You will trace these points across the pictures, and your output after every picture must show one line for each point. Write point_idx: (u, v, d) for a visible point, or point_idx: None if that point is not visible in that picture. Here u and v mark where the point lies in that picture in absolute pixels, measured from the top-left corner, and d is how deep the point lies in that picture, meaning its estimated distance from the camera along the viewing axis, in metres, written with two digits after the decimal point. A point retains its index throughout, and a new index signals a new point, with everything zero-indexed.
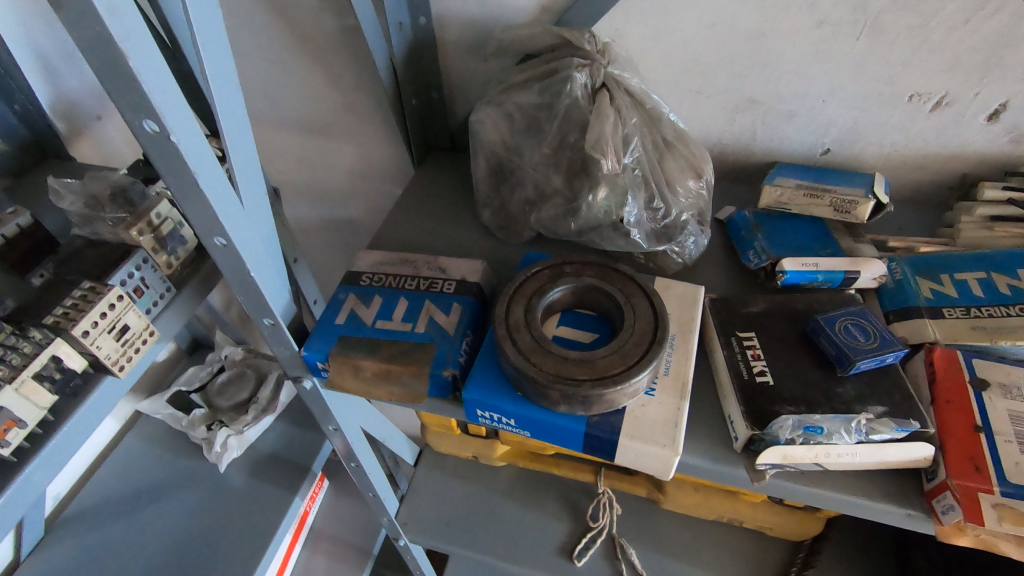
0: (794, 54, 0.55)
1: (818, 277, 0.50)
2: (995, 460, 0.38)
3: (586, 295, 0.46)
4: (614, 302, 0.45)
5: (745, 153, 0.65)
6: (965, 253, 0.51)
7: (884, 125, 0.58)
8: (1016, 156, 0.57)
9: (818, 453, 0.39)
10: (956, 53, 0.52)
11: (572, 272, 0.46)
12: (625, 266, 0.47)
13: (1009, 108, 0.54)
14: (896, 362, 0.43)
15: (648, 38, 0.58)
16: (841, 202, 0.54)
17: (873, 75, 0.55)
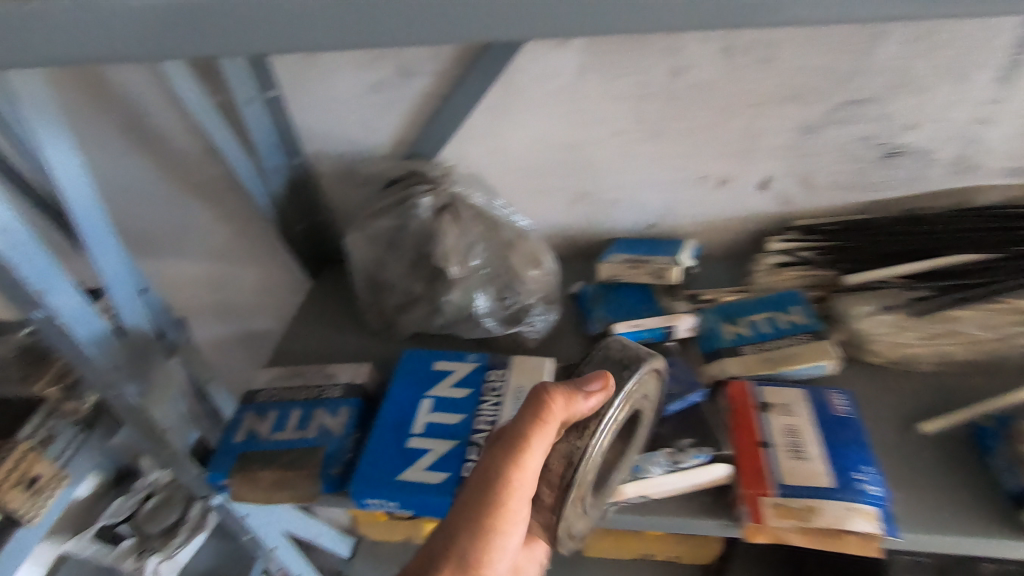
0: (603, 157, 0.68)
1: (645, 334, 0.61)
2: (773, 468, 0.48)
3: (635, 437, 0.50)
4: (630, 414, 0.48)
5: (589, 235, 0.76)
6: (756, 298, 0.64)
7: (687, 201, 0.71)
8: (791, 215, 0.71)
9: (641, 486, 0.48)
10: (721, 145, 0.66)
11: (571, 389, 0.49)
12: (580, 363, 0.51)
13: (772, 179, 0.68)
14: (700, 401, 0.55)
15: (487, 156, 0.70)
16: (659, 269, 0.66)
17: (666, 166, 0.68)
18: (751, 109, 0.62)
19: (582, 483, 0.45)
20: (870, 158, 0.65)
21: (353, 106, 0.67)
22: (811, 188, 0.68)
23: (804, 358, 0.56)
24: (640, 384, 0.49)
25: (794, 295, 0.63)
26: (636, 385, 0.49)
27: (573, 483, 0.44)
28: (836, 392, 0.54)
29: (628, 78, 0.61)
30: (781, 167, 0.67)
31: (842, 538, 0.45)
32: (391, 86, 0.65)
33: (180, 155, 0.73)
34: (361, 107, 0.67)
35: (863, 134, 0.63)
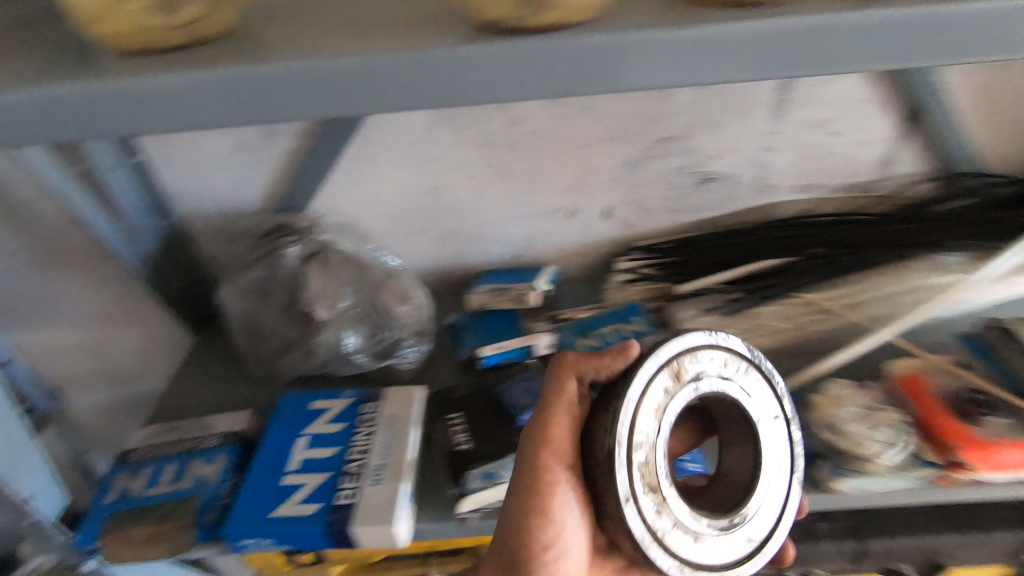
0: (462, 198, 0.75)
1: (508, 355, 0.67)
2: None
3: (749, 428, 0.47)
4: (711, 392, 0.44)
5: (462, 270, 0.83)
6: (605, 312, 0.72)
7: (544, 232, 0.80)
8: (633, 237, 0.80)
9: (497, 491, 0.53)
10: (564, 181, 0.75)
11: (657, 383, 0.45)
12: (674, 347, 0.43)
13: (612, 208, 0.78)
14: None
15: (356, 205, 0.75)
16: (519, 295, 0.73)
17: (519, 202, 0.76)
18: (581, 149, 0.72)
19: (652, 467, 0.40)
20: (687, 185, 0.76)
21: (221, 166, 0.70)
22: (646, 213, 0.78)
23: None
24: (701, 357, 0.44)
25: (636, 307, 0.71)
26: (694, 355, 0.44)
27: (633, 466, 0.39)
28: None
29: (471, 129, 0.69)
30: (617, 197, 0.77)
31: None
32: (255, 146, 0.69)
33: (44, 225, 0.73)
34: (228, 167, 0.71)
35: (677, 165, 0.74)
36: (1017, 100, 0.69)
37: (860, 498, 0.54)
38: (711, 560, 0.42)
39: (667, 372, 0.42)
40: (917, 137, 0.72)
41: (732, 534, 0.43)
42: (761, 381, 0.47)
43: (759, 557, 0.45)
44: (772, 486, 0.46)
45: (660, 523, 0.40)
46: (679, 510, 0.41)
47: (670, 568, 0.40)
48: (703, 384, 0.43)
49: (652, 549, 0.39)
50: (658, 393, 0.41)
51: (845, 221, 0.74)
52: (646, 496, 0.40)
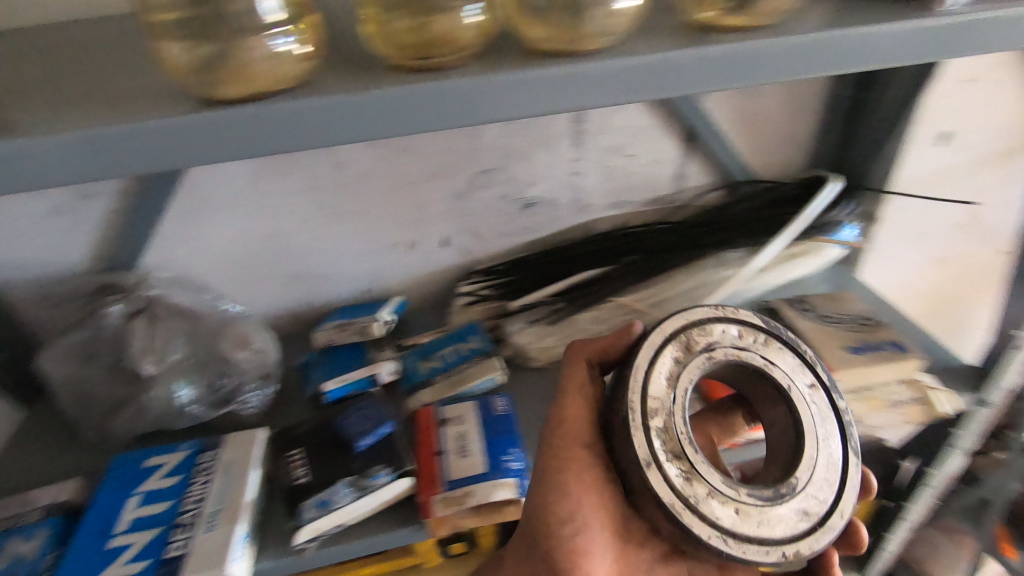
0: (301, 241, 0.78)
1: (353, 386, 0.70)
2: (443, 470, 0.59)
3: (784, 399, 0.48)
4: (728, 361, 0.48)
5: (314, 309, 0.85)
6: (447, 334, 0.77)
7: (388, 265, 0.83)
8: (473, 262, 0.86)
9: (333, 518, 0.56)
10: (398, 216, 0.79)
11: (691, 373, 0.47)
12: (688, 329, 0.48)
13: (448, 237, 0.83)
14: (392, 431, 0.62)
15: (191, 257, 0.75)
16: (363, 328, 0.76)
17: (358, 239, 0.80)
18: (409, 186, 0.77)
19: (674, 435, 0.43)
20: (513, 210, 0.83)
21: (33, 231, 0.68)
22: (481, 239, 0.84)
23: (478, 376, 0.69)
24: (711, 330, 0.48)
25: (474, 326, 0.76)
26: (703, 329, 0.48)
27: (651, 432, 0.43)
28: (499, 397, 0.67)
29: (298, 175, 0.73)
30: (451, 227, 0.82)
31: (504, 509, 0.57)
32: (69, 208, 0.68)
33: None
34: (41, 232, 0.69)
35: (500, 193, 0.81)
36: (770, 118, 0.83)
37: None
38: (760, 533, 0.41)
39: (674, 344, 0.46)
40: (698, 154, 0.84)
41: (783, 507, 0.43)
42: (786, 353, 0.49)
43: (821, 532, 0.43)
44: (823, 455, 0.46)
45: (692, 490, 0.42)
46: (712, 479, 0.42)
47: (711, 537, 0.40)
48: (716, 354, 0.47)
49: (685, 516, 0.41)
50: (669, 364, 0.46)
51: (650, 230, 0.84)
52: (671, 462, 0.42)
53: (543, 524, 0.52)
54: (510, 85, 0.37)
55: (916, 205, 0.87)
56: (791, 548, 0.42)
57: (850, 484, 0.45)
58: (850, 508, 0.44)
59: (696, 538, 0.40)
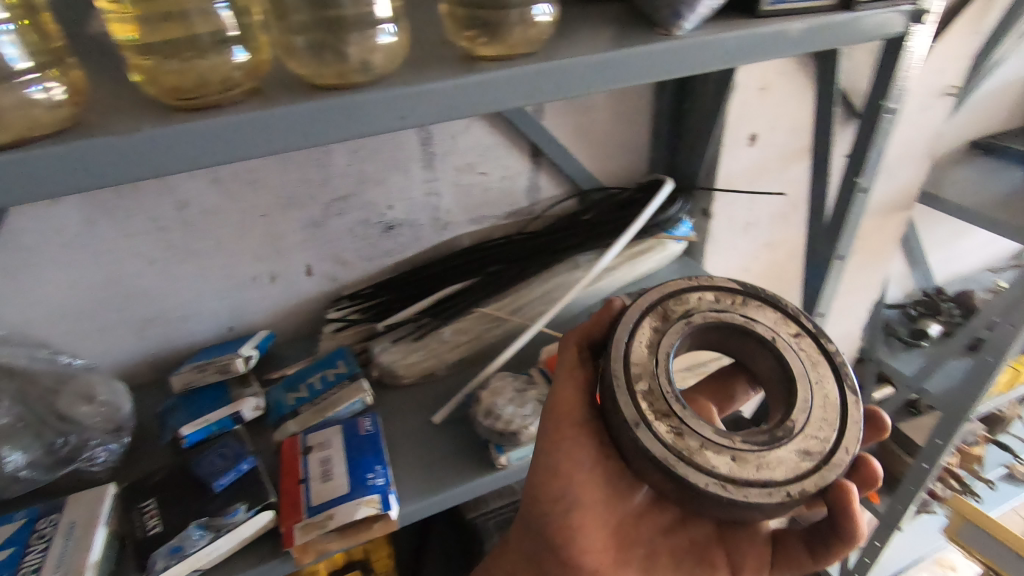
0: (151, 284, 0.75)
1: (213, 427, 0.67)
2: (305, 497, 0.59)
3: (770, 351, 0.49)
4: (707, 323, 0.50)
5: (174, 353, 0.81)
6: (314, 363, 0.77)
7: (250, 300, 0.82)
8: (340, 287, 0.87)
9: (188, 563, 0.54)
10: (255, 249, 0.79)
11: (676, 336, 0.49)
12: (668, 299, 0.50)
13: (311, 266, 0.83)
14: (253, 466, 0.62)
15: (21, 313, 0.70)
16: (223, 366, 0.73)
17: (215, 277, 0.78)
18: (263, 218, 0.77)
19: (660, 394, 0.44)
20: (374, 233, 0.85)
21: None
22: (345, 264, 0.86)
23: (344, 399, 0.69)
24: (687, 299, 0.50)
25: (341, 351, 0.77)
26: (679, 299, 0.50)
27: (637, 395, 0.44)
28: (365, 417, 0.68)
29: (138, 216, 0.70)
30: (313, 255, 0.83)
31: (370, 526, 0.58)
32: None
33: None
34: None
35: (359, 218, 0.82)
36: (606, 131, 0.91)
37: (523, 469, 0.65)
38: (760, 476, 0.41)
39: (652, 315, 0.49)
40: (546, 167, 0.91)
41: (781, 448, 0.43)
42: (765, 309, 0.51)
43: (829, 469, 0.42)
44: (817, 396, 0.46)
45: (685, 443, 0.42)
46: (703, 430, 0.43)
47: (708, 485, 0.40)
48: (693, 318, 0.49)
49: (680, 467, 0.41)
50: (648, 333, 0.48)
51: (508, 242, 0.89)
52: (660, 421, 0.43)
53: (542, 503, 0.60)
54: (268, 122, 0.35)
55: (741, 199, 0.99)
56: (795, 487, 0.41)
57: (851, 419, 0.45)
58: (854, 443, 0.44)
59: (692, 486, 0.40)
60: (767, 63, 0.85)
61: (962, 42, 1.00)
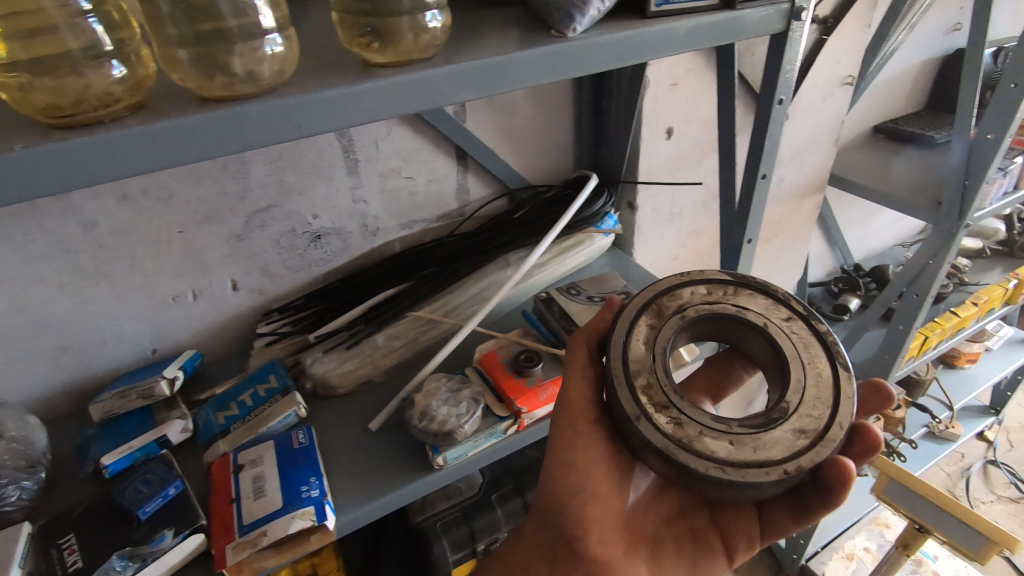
0: (61, 311, 0.71)
1: (137, 454, 0.64)
2: (237, 517, 0.57)
3: (764, 336, 0.52)
4: (701, 315, 0.52)
5: (94, 381, 0.78)
6: (245, 379, 0.75)
7: (174, 319, 0.80)
8: (270, 300, 0.86)
9: None
10: (174, 267, 0.76)
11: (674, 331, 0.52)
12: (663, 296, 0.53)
13: (237, 280, 0.82)
14: (181, 489, 0.60)
15: None
16: (146, 390, 0.71)
17: (133, 298, 0.75)
18: (181, 235, 0.74)
19: (659, 389, 0.47)
20: (301, 243, 0.84)
21: None
22: (273, 277, 0.84)
23: (276, 414, 0.68)
24: (680, 294, 0.53)
25: (272, 365, 0.75)
26: (672, 295, 0.53)
27: (636, 390, 0.47)
28: (297, 430, 0.67)
29: (41, 240, 0.66)
30: (238, 270, 0.81)
31: (307, 538, 0.57)
32: None
33: None
34: None
35: (284, 229, 0.81)
36: (528, 130, 0.93)
37: (462, 468, 0.66)
38: (758, 457, 0.44)
39: (648, 313, 0.52)
40: (472, 168, 0.93)
41: (778, 429, 0.45)
42: (757, 297, 0.53)
43: (823, 445, 0.44)
44: (811, 375, 0.48)
45: (684, 432, 0.45)
46: (701, 418, 0.45)
47: (708, 469, 0.43)
48: (688, 312, 0.52)
49: (680, 454, 0.44)
50: (645, 331, 0.51)
51: (439, 244, 0.89)
52: (660, 413, 0.46)
53: (559, 498, 0.59)
54: (149, 138, 0.33)
55: (663, 191, 1.03)
56: (792, 464, 0.43)
57: (845, 395, 0.47)
58: (849, 418, 0.45)
59: (694, 472, 0.43)
60: (676, 59, 0.88)
61: (854, 34, 1.07)
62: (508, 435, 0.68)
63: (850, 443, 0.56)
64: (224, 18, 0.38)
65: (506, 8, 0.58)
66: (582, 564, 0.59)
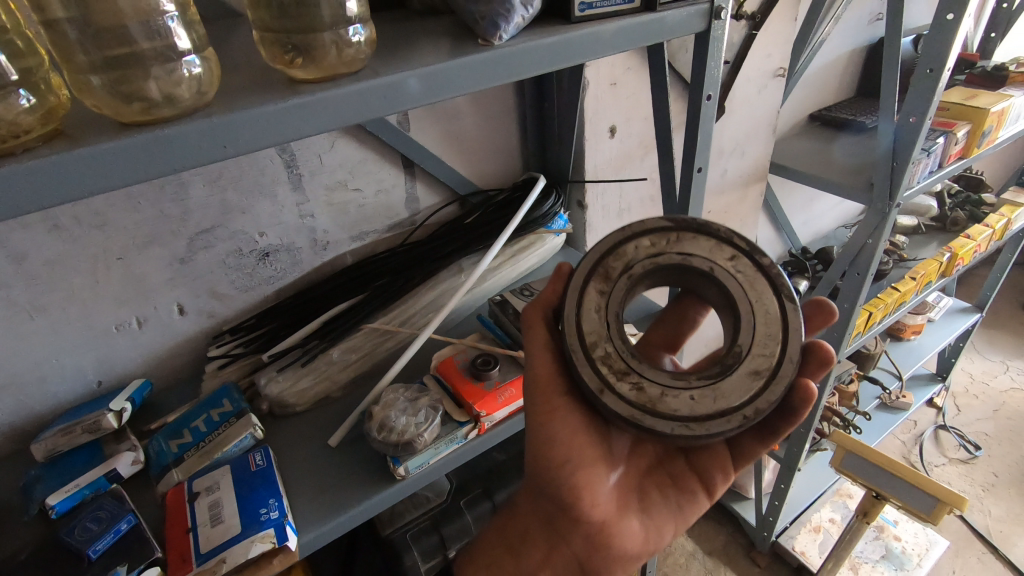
0: None
1: (85, 492, 0.62)
2: (195, 545, 0.56)
3: (710, 280, 0.52)
4: (648, 270, 0.52)
5: (36, 420, 0.74)
6: (197, 404, 0.73)
7: (119, 349, 0.77)
8: (220, 322, 0.84)
9: None
10: (115, 295, 0.74)
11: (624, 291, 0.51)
12: (606, 255, 0.52)
13: (184, 304, 0.80)
14: (134, 523, 0.58)
15: None
16: (92, 425, 0.68)
17: (72, 331, 0.72)
18: (119, 261, 0.72)
19: (617, 356, 0.49)
20: (249, 262, 0.82)
21: None
22: (222, 298, 0.82)
23: (231, 438, 0.66)
24: (625, 252, 0.52)
25: (225, 388, 0.73)
26: (616, 254, 0.52)
27: (596, 363, 0.49)
28: (255, 453, 0.66)
29: None
30: (184, 294, 0.79)
31: (269, 561, 0.56)
32: None
33: None
34: None
35: (230, 249, 0.80)
36: (473, 135, 0.94)
37: (424, 476, 0.66)
38: (718, 407, 0.47)
39: (595, 278, 0.52)
40: (420, 176, 0.93)
41: (733, 374, 0.48)
42: (700, 239, 0.53)
43: (776, 383, 0.47)
44: (759, 314, 0.50)
45: (647, 395, 0.47)
46: (660, 379, 0.48)
47: (674, 429, 0.46)
48: (634, 269, 0.52)
49: (646, 419, 0.46)
50: (594, 297, 0.51)
51: (391, 254, 0.89)
52: (621, 382, 0.48)
53: (547, 472, 0.60)
54: (65, 167, 0.33)
55: (611, 188, 1.05)
56: (750, 408, 0.47)
57: (792, 328, 0.49)
58: (798, 352, 0.48)
59: (662, 433, 0.46)
60: (613, 60, 0.91)
61: (782, 28, 1.12)
62: (469, 440, 0.69)
63: (809, 359, 0.58)
64: (138, 42, 0.38)
65: (437, 18, 0.59)
66: (582, 525, 0.62)
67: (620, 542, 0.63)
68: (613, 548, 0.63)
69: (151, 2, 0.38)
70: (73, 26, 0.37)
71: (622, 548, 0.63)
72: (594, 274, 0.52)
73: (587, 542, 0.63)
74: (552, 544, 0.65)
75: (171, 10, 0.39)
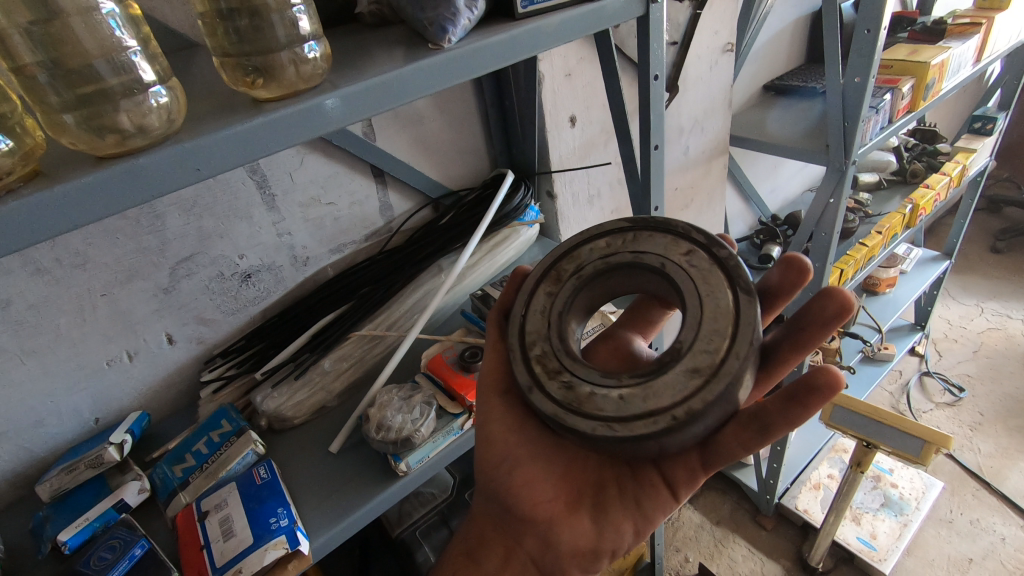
0: None
1: (95, 524, 0.63)
2: (209, 561, 0.58)
3: (661, 275, 0.54)
4: (599, 269, 0.57)
5: (39, 463, 0.75)
6: (197, 428, 0.74)
7: (112, 383, 0.78)
8: (210, 348, 0.85)
9: None
10: (104, 331, 0.75)
11: (568, 297, 0.57)
12: (563, 261, 0.59)
13: (172, 333, 0.81)
14: (147, 547, 0.60)
15: None
16: (94, 459, 0.69)
17: (65, 371, 0.73)
18: (103, 297, 0.73)
19: (553, 355, 0.54)
20: (232, 285, 0.84)
21: None
22: (209, 323, 0.84)
23: (233, 457, 0.68)
24: (578, 255, 0.58)
25: (223, 410, 0.74)
26: (570, 257, 0.59)
27: (532, 362, 0.54)
28: (258, 467, 0.67)
29: None
30: (171, 322, 0.80)
31: (284, 566, 0.58)
32: None
33: None
34: None
35: (212, 274, 0.81)
36: (439, 138, 0.96)
37: (424, 471, 0.68)
38: (647, 406, 0.47)
39: (546, 281, 0.58)
40: (391, 184, 0.95)
41: (670, 372, 0.48)
42: (655, 237, 0.55)
43: (715, 380, 0.46)
44: (707, 307, 0.49)
45: (574, 394, 0.51)
46: (589, 376, 0.51)
47: (596, 428, 0.48)
48: (582, 273, 0.57)
49: (568, 417, 0.50)
50: (542, 299, 0.57)
51: (372, 262, 0.91)
52: (553, 380, 0.52)
53: (490, 467, 0.65)
54: (46, 202, 0.34)
55: (577, 175, 1.08)
56: (680, 409, 0.46)
57: (747, 319, 0.48)
58: (747, 347, 0.47)
59: (583, 433, 0.49)
60: (566, 51, 0.94)
61: (725, 4, 1.16)
62: (465, 430, 0.71)
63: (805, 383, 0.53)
64: (105, 79, 0.40)
65: (389, 29, 0.61)
66: (529, 524, 0.64)
67: (566, 540, 0.63)
68: (561, 546, 0.64)
69: (114, 40, 0.41)
70: (43, 70, 0.39)
71: (572, 546, 0.63)
72: (546, 279, 0.58)
73: (538, 541, 0.65)
74: (507, 546, 0.67)
75: (132, 45, 0.41)
